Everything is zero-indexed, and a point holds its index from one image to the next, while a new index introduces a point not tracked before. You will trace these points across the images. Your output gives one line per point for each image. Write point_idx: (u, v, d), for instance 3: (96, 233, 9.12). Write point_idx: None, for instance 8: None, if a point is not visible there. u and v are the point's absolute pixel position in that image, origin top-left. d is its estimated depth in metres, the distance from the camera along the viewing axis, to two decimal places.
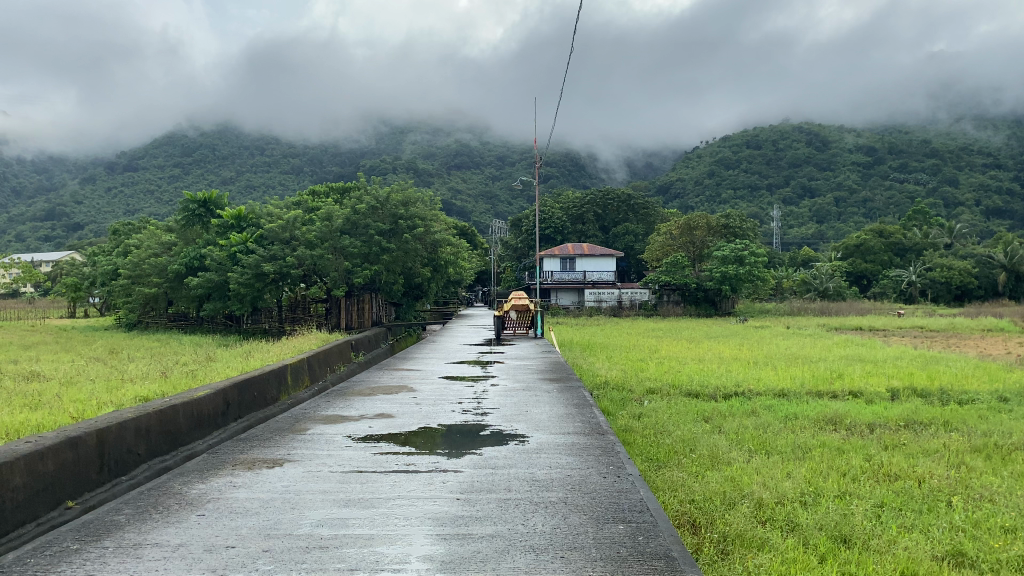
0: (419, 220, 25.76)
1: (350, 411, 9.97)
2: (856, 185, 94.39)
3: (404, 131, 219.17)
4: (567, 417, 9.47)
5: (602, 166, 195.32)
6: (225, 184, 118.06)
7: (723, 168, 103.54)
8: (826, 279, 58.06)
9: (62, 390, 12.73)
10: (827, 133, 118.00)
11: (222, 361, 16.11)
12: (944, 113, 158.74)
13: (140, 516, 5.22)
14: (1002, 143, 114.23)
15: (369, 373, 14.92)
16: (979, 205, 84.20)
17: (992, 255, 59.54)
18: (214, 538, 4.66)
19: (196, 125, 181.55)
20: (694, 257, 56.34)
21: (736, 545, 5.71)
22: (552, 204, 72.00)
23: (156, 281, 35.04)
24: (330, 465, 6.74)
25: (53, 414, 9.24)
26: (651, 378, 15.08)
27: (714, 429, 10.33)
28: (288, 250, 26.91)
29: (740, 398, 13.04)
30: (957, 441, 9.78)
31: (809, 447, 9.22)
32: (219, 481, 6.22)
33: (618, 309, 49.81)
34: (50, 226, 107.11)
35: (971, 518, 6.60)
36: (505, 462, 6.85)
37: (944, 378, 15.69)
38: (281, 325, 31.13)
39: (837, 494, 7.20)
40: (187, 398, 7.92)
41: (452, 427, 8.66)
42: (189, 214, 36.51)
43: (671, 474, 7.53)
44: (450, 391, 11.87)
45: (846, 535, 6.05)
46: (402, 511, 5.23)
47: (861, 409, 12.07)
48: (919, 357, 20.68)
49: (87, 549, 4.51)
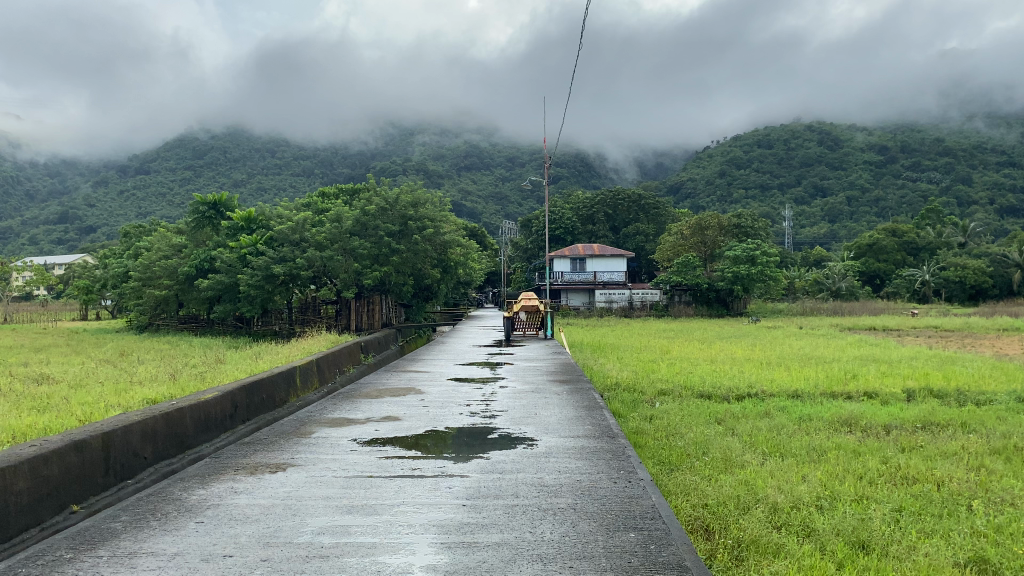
0: (429, 222, 25.71)
1: (357, 413, 9.85)
2: (868, 184, 93.47)
3: (414, 133, 220.36)
4: (576, 420, 9.26)
5: (613, 167, 196.09)
6: (236, 187, 118.69)
7: (733, 168, 103.01)
8: (838, 279, 57.70)
9: (74, 393, 12.83)
10: (839, 132, 117.33)
11: (232, 363, 16.18)
12: (955, 112, 157.81)
13: (137, 524, 5.10)
14: (1016, 141, 112.95)
15: (377, 375, 14.85)
16: (993, 204, 83.12)
17: (1007, 254, 58.65)
18: (213, 547, 4.54)
19: (208, 128, 183.11)
20: (706, 257, 55.77)
21: (751, 551, 5.54)
22: (561, 205, 71.83)
23: (168, 283, 35.23)
24: (334, 470, 6.61)
25: (61, 415, 9.27)
26: (663, 379, 14.89)
27: (727, 431, 10.14)
28: (298, 251, 26.76)
29: (752, 400, 12.81)
30: (976, 443, 9.57)
31: (824, 449, 9.03)
32: (220, 486, 6.11)
33: (630, 310, 49.76)
34: (63, 229, 108.12)
35: (993, 523, 6.38)
36: (513, 467, 6.70)
37: (961, 380, 15.27)
38: (292, 326, 31.13)
39: (854, 498, 7.01)
40: (195, 400, 7.84)
41: (460, 430, 8.52)
42: (199, 216, 36.44)
43: (683, 478, 7.34)
44: (458, 394, 11.73)
45: (864, 541, 5.88)
46: (407, 518, 5.09)
47: (876, 411, 11.77)
48: (936, 358, 20.22)
49: (81, 558, 4.41)
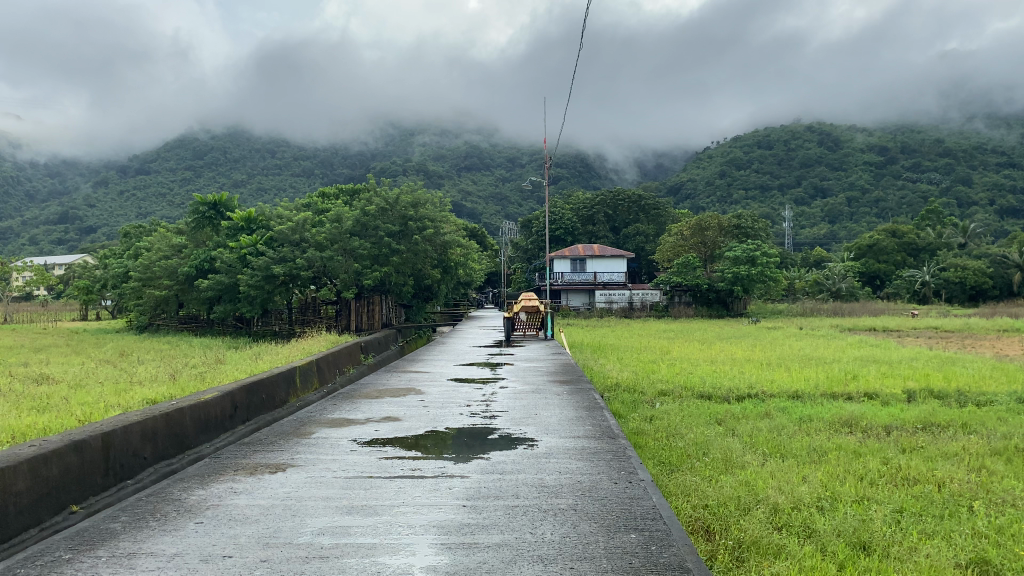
0: (429, 222, 25.69)
1: (357, 414, 9.81)
2: (868, 185, 93.44)
3: (414, 133, 220.41)
4: (576, 420, 9.25)
5: (613, 168, 196.21)
6: (236, 187, 118.68)
7: (733, 169, 102.97)
8: (838, 279, 57.69)
9: (74, 393, 12.80)
10: (838, 133, 117.32)
11: (232, 363, 16.16)
12: (955, 113, 157.76)
13: (136, 524, 5.10)
14: (1016, 142, 112.89)
15: (377, 376, 14.79)
16: (993, 204, 83.08)
17: (1007, 255, 58.55)
18: (213, 548, 4.52)
19: (208, 129, 183.20)
20: (706, 258, 55.74)
21: (753, 552, 5.53)
22: (562, 205, 71.85)
23: (167, 283, 35.20)
24: (333, 470, 6.60)
25: (61, 415, 9.27)
26: (663, 380, 14.86)
27: (727, 431, 10.13)
28: (298, 251, 26.71)
29: (753, 400, 12.81)
30: (977, 443, 9.56)
31: (825, 450, 9.02)
32: (219, 487, 6.10)
33: (630, 311, 49.77)
34: (63, 229, 108.07)
35: (994, 524, 6.37)
36: (514, 468, 6.68)
37: (961, 381, 15.25)
38: (292, 327, 31.11)
39: (855, 499, 7.00)
40: (194, 400, 7.82)
41: (460, 431, 8.48)
42: (199, 216, 36.43)
43: (683, 478, 7.34)
44: (458, 394, 11.69)
45: (865, 541, 5.86)
46: (407, 519, 5.09)
47: (876, 412, 11.76)
48: (936, 358, 20.18)
49: (79, 559, 4.39)
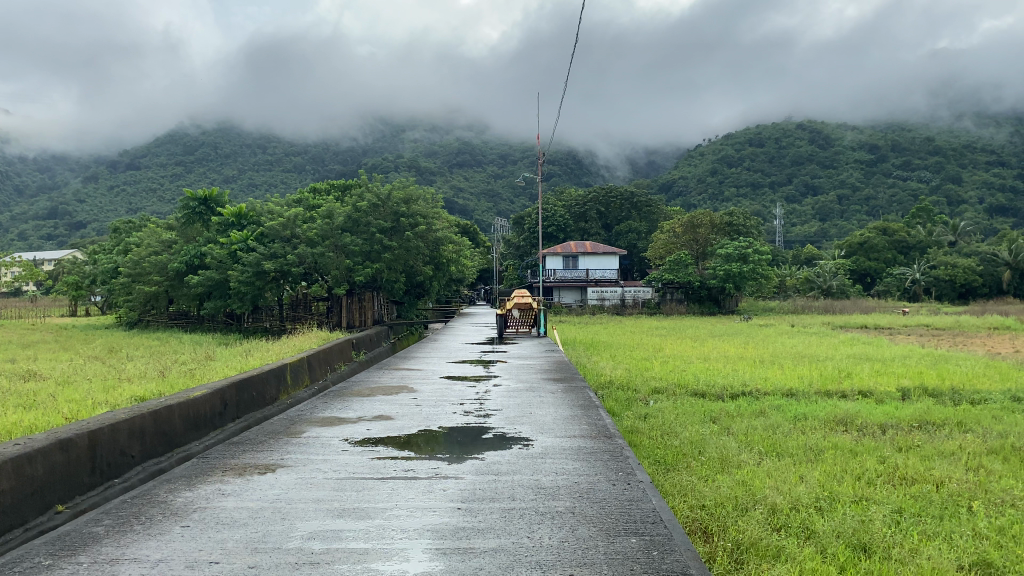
0: (421, 218, 25.47)
1: (348, 413, 9.67)
2: (859, 183, 93.85)
3: (405, 129, 220.11)
4: (572, 419, 9.11)
5: (606, 164, 197.28)
6: (227, 183, 117.99)
7: (725, 166, 103.26)
8: (829, 276, 57.92)
9: (57, 390, 12.56)
10: (829, 131, 117.67)
11: (222, 359, 15.98)
12: (945, 112, 158.52)
13: (119, 528, 4.93)
14: (1005, 140, 113.54)
15: (369, 373, 14.64)
16: (982, 203, 83.49)
17: (997, 253, 58.86)
18: (197, 553, 4.37)
19: (200, 124, 182.69)
20: (698, 255, 55.83)
21: (751, 554, 5.42)
22: (554, 203, 71.87)
23: (156, 279, 34.85)
24: (325, 471, 6.45)
25: (46, 413, 9.04)
26: (656, 377, 14.75)
27: (722, 430, 10.01)
28: (288, 247, 26.53)
29: (746, 399, 12.68)
30: (971, 442, 9.49)
31: (821, 448, 8.95)
32: (207, 489, 5.93)
33: (622, 308, 50.01)
34: (53, 225, 107.35)
35: (994, 524, 6.29)
36: (509, 469, 6.56)
37: (955, 379, 15.15)
38: (282, 323, 30.99)
39: (853, 499, 6.89)
40: (183, 398, 7.66)
41: (452, 430, 8.38)
42: (189, 211, 35.92)
43: (680, 478, 7.24)
44: (452, 392, 11.57)
45: (866, 544, 5.75)
46: (400, 522, 4.96)
47: (871, 410, 11.68)
48: (927, 356, 20.22)
49: (59, 567, 4.21)
